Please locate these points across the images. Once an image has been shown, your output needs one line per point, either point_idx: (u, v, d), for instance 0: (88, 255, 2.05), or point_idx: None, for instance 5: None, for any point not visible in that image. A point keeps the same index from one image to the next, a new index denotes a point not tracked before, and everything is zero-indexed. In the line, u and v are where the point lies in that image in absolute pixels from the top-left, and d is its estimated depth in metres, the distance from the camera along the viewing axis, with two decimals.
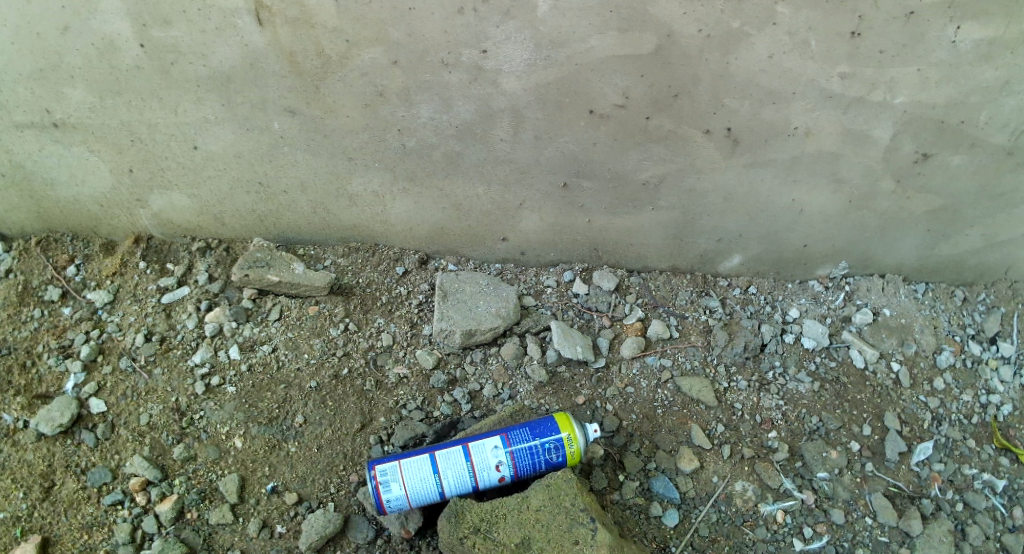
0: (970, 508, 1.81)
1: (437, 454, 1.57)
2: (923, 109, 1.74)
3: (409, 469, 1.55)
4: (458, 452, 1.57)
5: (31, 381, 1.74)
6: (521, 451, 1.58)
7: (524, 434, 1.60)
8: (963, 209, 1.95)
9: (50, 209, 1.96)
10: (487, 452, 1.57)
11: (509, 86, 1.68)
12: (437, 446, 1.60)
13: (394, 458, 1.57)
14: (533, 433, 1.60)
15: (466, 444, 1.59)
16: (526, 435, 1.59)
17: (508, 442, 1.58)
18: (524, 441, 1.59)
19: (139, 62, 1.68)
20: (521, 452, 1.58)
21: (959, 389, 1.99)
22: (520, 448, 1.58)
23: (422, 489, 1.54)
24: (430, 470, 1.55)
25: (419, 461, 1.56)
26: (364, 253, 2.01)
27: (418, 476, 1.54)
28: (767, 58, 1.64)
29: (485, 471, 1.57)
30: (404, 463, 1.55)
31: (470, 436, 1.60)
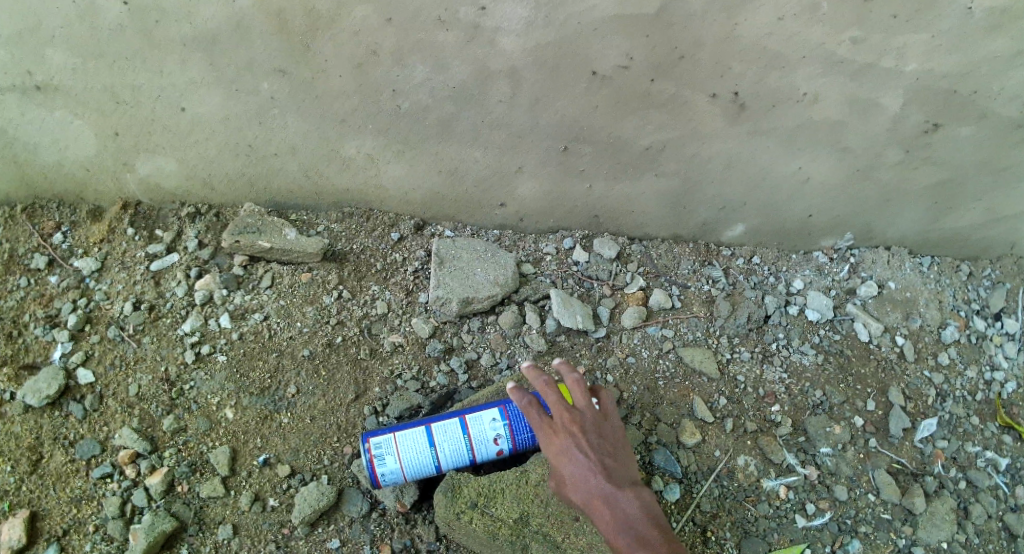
0: (973, 486, 1.79)
1: (434, 427, 1.53)
2: (933, 78, 1.69)
3: (405, 443, 1.50)
4: (456, 426, 1.53)
5: (18, 351, 1.71)
6: (519, 423, 1.54)
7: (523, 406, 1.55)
8: (970, 182, 1.91)
9: (33, 175, 1.90)
10: (485, 424, 1.53)
11: (507, 46, 1.63)
12: (434, 417, 1.55)
13: (390, 431, 1.52)
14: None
15: (464, 416, 1.54)
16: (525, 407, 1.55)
17: (507, 415, 1.54)
18: (523, 414, 1.54)
19: (121, 22, 1.62)
20: (519, 425, 1.54)
21: (964, 364, 1.96)
22: (519, 420, 1.54)
23: (418, 462, 1.50)
24: (427, 444, 1.51)
25: (416, 433, 1.51)
26: (359, 219, 1.96)
27: (414, 448, 1.50)
28: (776, 21, 1.59)
29: (483, 443, 1.53)
30: (401, 437, 1.51)
31: (468, 409, 1.55)
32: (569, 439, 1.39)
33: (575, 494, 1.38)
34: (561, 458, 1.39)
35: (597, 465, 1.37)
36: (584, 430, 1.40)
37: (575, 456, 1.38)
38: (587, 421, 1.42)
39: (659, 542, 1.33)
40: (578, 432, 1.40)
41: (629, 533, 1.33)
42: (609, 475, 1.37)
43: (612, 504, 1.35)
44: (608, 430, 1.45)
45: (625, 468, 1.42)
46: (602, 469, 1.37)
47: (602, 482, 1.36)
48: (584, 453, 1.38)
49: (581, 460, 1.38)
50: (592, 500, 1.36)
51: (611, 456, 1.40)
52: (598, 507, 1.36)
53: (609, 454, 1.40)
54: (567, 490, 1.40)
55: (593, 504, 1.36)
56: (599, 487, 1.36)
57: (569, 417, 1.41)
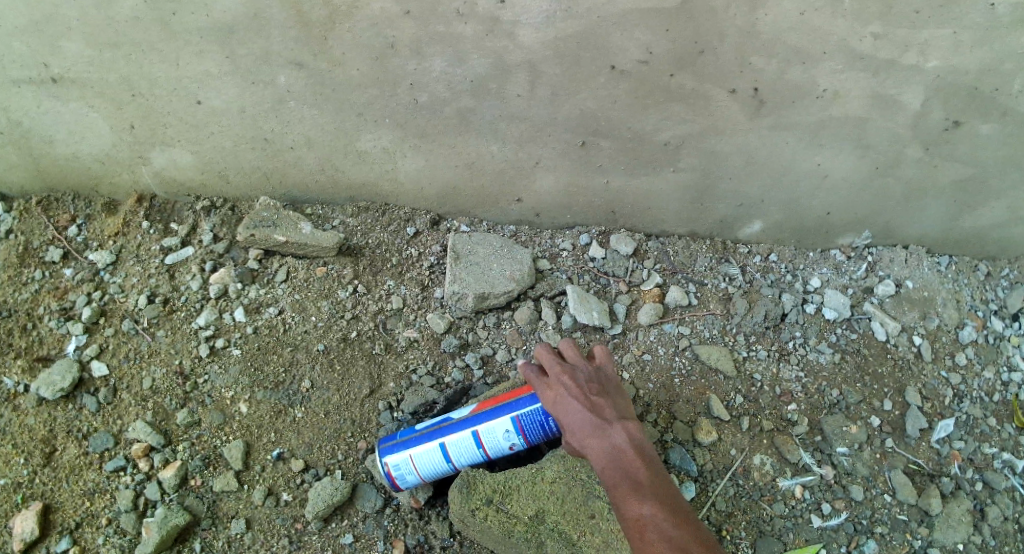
0: (990, 488, 1.77)
1: (447, 442, 1.48)
2: (954, 75, 1.66)
3: (423, 462, 1.49)
4: (469, 439, 1.47)
5: (32, 344, 1.71)
6: (534, 431, 1.47)
7: (536, 415, 1.45)
8: (992, 180, 1.88)
9: (50, 167, 1.90)
10: (499, 437, 1.47)
11: (525, 39, 1.62)
12: (445, 432, 1.49)
13: (404, 451, 1.49)
14: (545, 414, 1.45)
15: (474, 428, 1.47)
16: (539, 415, 1.45)
17: (519, 425, 1.45)
18: (536, 422, 1.45)
19: (138, 13, 1.61)
20: (535, 432, 1.47)
21: (981, 365, 1.93)
22: (535, 428, 1.47)
23: (438, 473, 1.51)
24: (444, 461, 1.49)
25: (430, 452, 1.48)
26: (374, 213, 1.95)
27: (431, 464, 1.49)
28: (797, 15, 1.57)
29: (500, 450, 1.49)
30: (417, 458, 1.48)
31: (478, 420, 1.47)
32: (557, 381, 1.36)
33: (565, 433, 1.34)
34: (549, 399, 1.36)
35: (583, 402, 1.32)
36: (572, 373, 1.37)
37: (562, 396, 1.34)
38: (578, 367, 1.38)
39: (650, 476, 1.23)
40: (566, 375, 1.37)
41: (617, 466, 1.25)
42: (596, 412, 1.31)
43: (599, 439, 1.29)
44: (602, 377, 1.39)
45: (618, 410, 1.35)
46: (588, 406, 1.32)
47: (587, 418, 1.31)
48: (569, 393, 1.34)
49: (568, 399, 1.34)
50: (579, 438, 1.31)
51: (603, 397, 1.34)
52: (585, 443, 1.30)
53: (598, 393, 1.34)
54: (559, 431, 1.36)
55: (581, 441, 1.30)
56: (585, 423, 1.31)
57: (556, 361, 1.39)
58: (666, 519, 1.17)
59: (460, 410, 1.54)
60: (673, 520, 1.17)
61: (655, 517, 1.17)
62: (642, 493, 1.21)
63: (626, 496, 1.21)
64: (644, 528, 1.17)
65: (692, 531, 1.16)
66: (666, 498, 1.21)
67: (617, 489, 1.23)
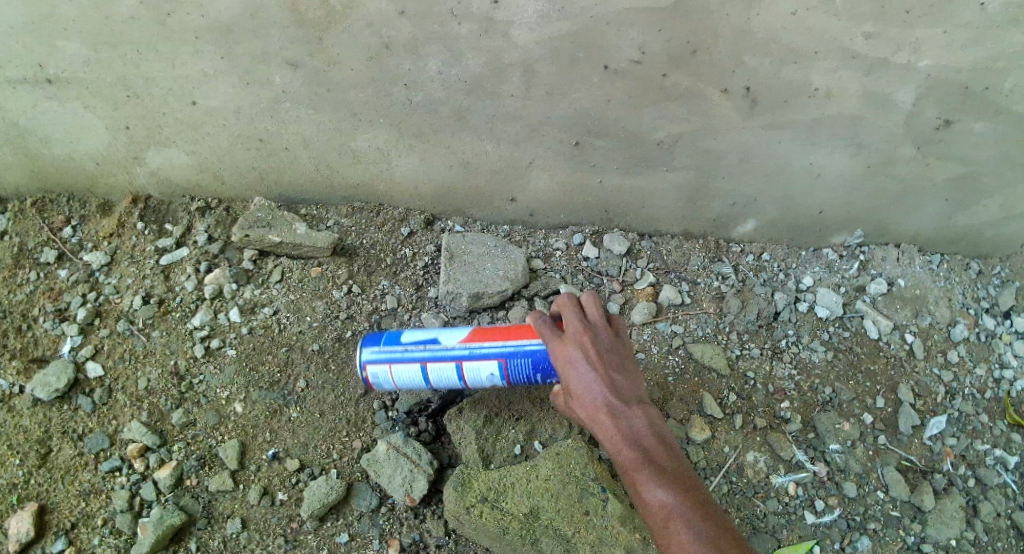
0: (982, 484, 1.79)
1: (429, 365, 1.47)
2: (947, 73, 1.66)
3: (401, 375, 1.49)
4: (452, 372, 1.47)
5: (27, 345, 1.71)
6: (518, 379, 1.46)
7: (525, 367, 1.43)
8: (984, 178, 1.89)
9: (46, 168, 1.91)
10: (482, 375, 1.46)
11: (520, 38, 1.61)
12: (430, 357, 1.46)
13: (383, 362, 1.48)
14: (534, 367, 1.43)
15: (461, 363, 1.46)
16: (528, 365, 1.43)
17: (505, 372, 1.45)
18: (523, 373, 1.44)
19: (135, 13, 1.60)
20: (518, 380, 1.46)
21: (973, 362, 1.95)
22: (519, 377, 1.45)
23: (412, 386, 1.52)
24: (422, 381, 1.49)
25: (411, 370, 1.47)
26: (369, 213, 1.97)
27: (408, 378, 1.49)
28: (790, 15, 1.56)
29: (478, 384, 1.49)
30: (396, 372, 1.48)
31: (467, 357, 1.44)
32: (577, 346, 1.28)
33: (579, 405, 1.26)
34: (566, 365, 1.29)
35: (603, 376, 1.25)
36: (593, 339, 1.30)
37: (582, 366, 1.27)
38: (598, 333, 1.31)
39: (669, 457, 1.19)
40: (587, 340, 1.29)
41: (637, 447, 1.19)
42: (616, 388, 1.24)
43: (620, 417, 1.22)
44: (620, 346, 1.33)
45: (635, 385, 1.29)
46: (610, 380, 1.25)
47: (608, 392, 1.24)
48: (591, 362, 1.27)
49: (586, 371, 1.26)
50: (597, 411, 1.23)
51: (621, 374, 1.28)
52: (604, 418, 1.22)
53: (618, 368, 1.28)
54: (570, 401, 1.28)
55: (599, 415, 1.23)
56: (604, 398, 1.24)
57: (579, 323, 1.31)
58: (691, 507, 1.13)
59: (449, 335, 1.49)
60: (697, 507, 1.13)
61: (681, 504, 1.13)
62: (665, 478, 1.16)
63: (648, 478, 1.16)
64: (668, 514, 1.12)
65: (718, 520, 1.13)
66: (686, 480, 1.18)
67: (637, 469, 1.17)
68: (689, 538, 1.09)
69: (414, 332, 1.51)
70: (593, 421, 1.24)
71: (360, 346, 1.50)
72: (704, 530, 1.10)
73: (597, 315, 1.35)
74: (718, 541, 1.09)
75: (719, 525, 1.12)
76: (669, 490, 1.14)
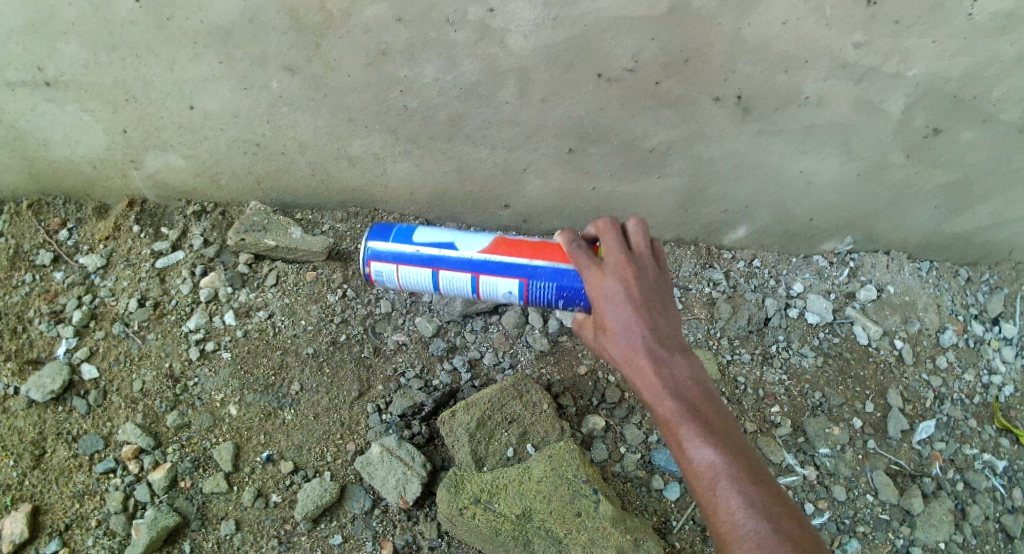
0: (971, 488, 1.81)
1: (442, 273, 1.49)
2: (936, 82, 1.68)
3: (412, 276, 1.52)
4: (466, 283, 1.49)
5: (22, 346, 1.72)
6: (534, 299, 1.47)
7: (545, 289, 1.44)
8: (973, 187, 1.92)
9: (42, 170, 1.91)
10: (496, 290, 1.48)
11: (515, 45, 1.62)
12: (444, 264, 1.48)
13: (394, 262, 1.51)
14: (556, 293, 1.43)
15: (476, 276, 1.47)
16: (549, 287, 1.43)
17: (523, 291, 1.46)
18: (542, 295, 1.45)
19: (135, 17, 1.60)
20: (533, 300, 1.47)
21: (962, 368, 1.98)
22: (535, 297, 1.46)
23: (421, 288, 1.55)
24: (432, 285, 1.52)
25: (423, 273, 1.50)
26: (364, 219, 2.01)
27: (419, 280, 1.52)
28: (781, 25, 1.57)
29: (491, 298, 1.52)
30: (406, 273, 1.51)
31: (482, 270, 1.46)
32: (618, 283, 1.23)
33: (615, 347, 1.23)
34: (604, 304, 1.24)
35: (645, 317, 1.21)
36: (636, 276, 1.23)
37: (623, 305, 1.21)
38: (641, 268, 1.25)
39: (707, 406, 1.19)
40: (629, 277, 1.24)
41: (677, 396, 1.18)
42: (659, 331, 1.21)
43: (660, 363, 1.19)
44: (662, 282, 1.27)
45: (673, 326, 1.26)
46: (650, 323, 1.21)
47: (649, 334, 1.21)
48: (632, 301, 1.21)
49: (627, 311, 1.21)
50: (636, 355, 1.20)
51: (664, 315, 1.24)
52: (643, 363, 1.19)
53: (661, 308, 1.23)
54: (605, 342, 1.25)
55: (637, 359, 1.20)
56: (645, 341, 1.20)
57: (623, 259, 1.25)
58: (733, 464, 1.13)
59: (468, 242, 1.48)
60: (740, 465, 1.13)
61: (723, 461, 1.12)
62: (707, 432, 1.15)
63: (689, 431, 1.15)
64: (710, 471, 1.12)
65: (760, 479, 1.12)
66: (724, 430, 1.17)
67: (677, 418, 1.17)
68: (732, 496, 1.10)
69: (432, 232, 1.51)
70: (630, 364, 1.21)
71: (372, 242, 1.51)
72: (748, 489, 1.10)
73: (639, 246, 1.28)
74: (761, 501, 1.09)
75: (761, 482, 1.12)
76: (711, 445, 1.14)
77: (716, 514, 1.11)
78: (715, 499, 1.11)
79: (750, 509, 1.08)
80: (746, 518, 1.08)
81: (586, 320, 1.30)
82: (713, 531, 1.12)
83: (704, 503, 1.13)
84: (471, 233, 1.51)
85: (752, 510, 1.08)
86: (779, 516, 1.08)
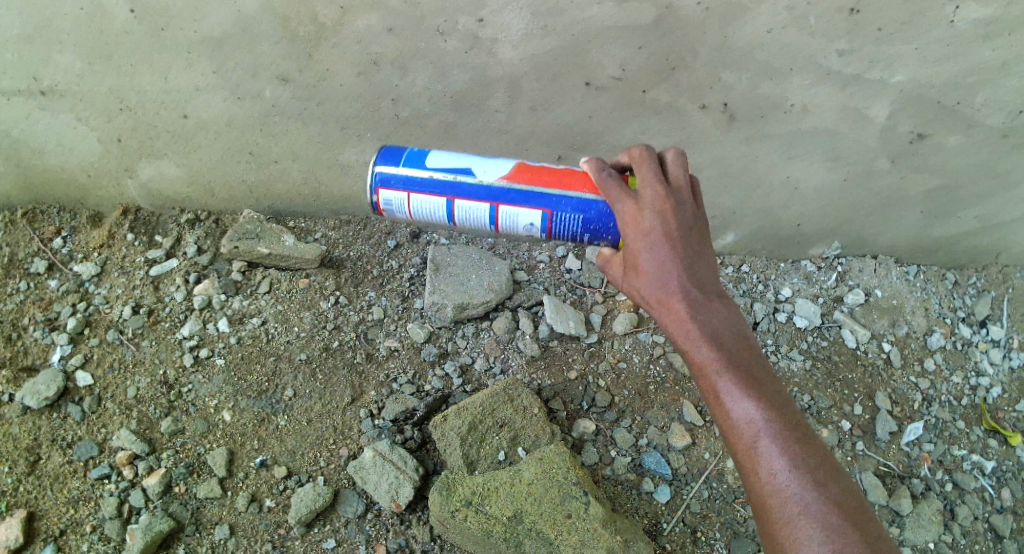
0: (959, 488, 1.83)
1: (458, 202, 1.40)
2: (920, 89, 1.71)
3: (423, 205, 1.42)
4: (484, 213, 1.41)
5: (17, 353, 1.73)
6: (557, 232, 1.39)
7: (570, 221, 1.36)
8: (958, 192, 1.94)
9: (37, 178, 1.93)
10: (515, 221, 1.40)
11: (505, 55, 1.67)
12: (461, 192, 1.39)
13: (405, 190, 1.41)
14: (581, 224, 1.36)
15: (496, 206, 1.39)
16: (575, 219, 1.36)
17: (546, 223, 1.38)
18: (566, 227, 1.37)
19: (129, 27, 1.64)
20: (556, 233, 1.40)
21: (949, 370, 2.00)
22: (559, 229, 1.39)
23: (433, 219, 1.46)
24: (446, 215, 1.44)
25: (437, 201, 1.41)
26: (355, 227, 2.00)
27: (432, 209, 1.43)
28: (766, 33, 1.62)
29: (509, 231, 1.44)
30: (417, 202, 1.42)
31: (503, 200, 1.37)
32: (655, 216, 1.17)
33: (648, 289, 1.18)
34: (639, 240, 1.18)
35: (680, 256, 1.15)
36: (673, 210, 1.17)
37: (658, 242, 1.16)
38: (680, 202, 1.18)
39: (746, 356, 1.14)
40: (666, 212, 1.17)
41: (715, 344, 1.13)
42: (694, 273, 1.16)
43: (696, 307, 1.15)
44: (700, 220, 1.20)
45: (709, 270, 1.20)
46: (686, 264, 1.16)
47: (684, 276, 1.16)
48: (669, 239, 1.16)
49: (662, 248, 1.16)
50: (672, 298, 1.15)
51: (699, 256, 1.18)
52: (679, 306, 1.14)
53: (697, 248, 1.18)
54: (637, 283, 1.19)
55: (671, 301, 1.15)
56: (679, 283, 1.15)
57: (660, 190, 1.18)
58: (775, 418, 1.07)
59: (487, 169, 1.39)
60: (784, 421, 1.07)
61: (766, 417, 1.07)
62: (748, 384, 1.10)
63: (728, 383, 1.10)
64: (750, 424, 1.07)
65: (802, 436, 1.07)
66: (765, 382, 1.12)
67: (715, 369, 1.11)
68: (774, 453, 1.05)
69: (446, 157, 1.41)
70: (665, 307, 1.16)
71: (381, 167, 1.41)
72: (791, 448, 1.05)
73: (677, 178, 1.22)
74: (805, 460, 1.04)
75: (804, 439, 1.07)
76: (752, 400, 1.09)
77: (754, 470, 1.06)
78: (754, 455, 1.06)
79: (793, 467, 1.03)
80: (789, 477, 1.03)
81: (614, 259, 1.25)
82: (749, 487, 1.07)
83: (742, 459, 1.08)
84: (489, 159, 1.41)
85: (794, 469, 1.04)
86: (822, 474, 1.04)
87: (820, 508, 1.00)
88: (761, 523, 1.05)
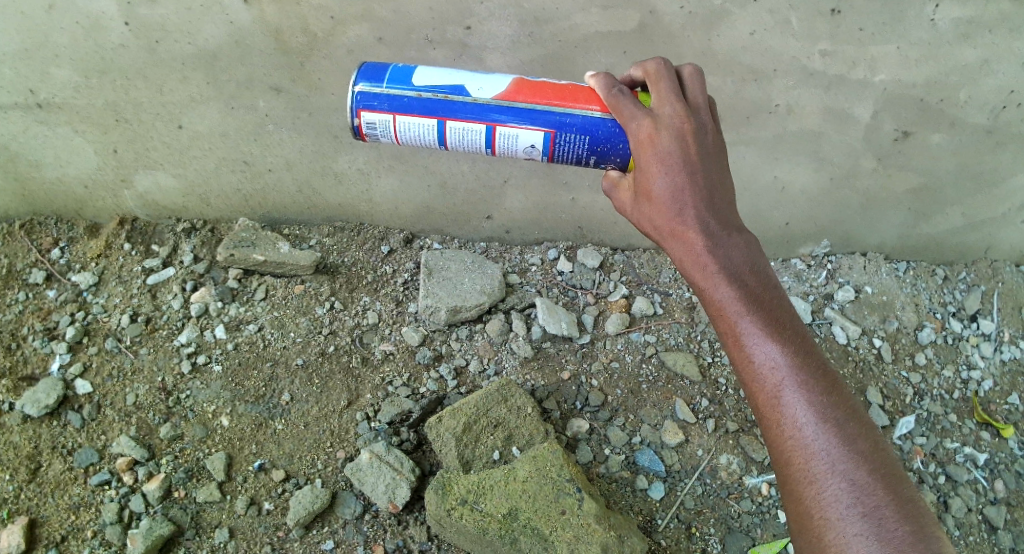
0: (952, 481, 1.85)
1: (449, 122, 1.31)
2: (902, 88, 1.75)
3: (408, 127, 1.33)
4: (479, 135, 1.32)
5: (17, 363, 1.75)
6: (562, 154, 1.33)
7: (579, 142, 1.30)
8: (944, 189, 1.98)
9: (34, 190, 1.96)
10: (514, 142, 1.32)
11: (493, 64, 1.70)
12: (452, 112, 1.30)
13: (390, 111, 1.31)
14: (590, 147, 1.30)
15: (494, 127, 1.31)
16: (581, 141, 1.30)
17: (550, 145, 1.32)
18: (573, 149, 1.32)
19: (125, 40, 1.67)
20: (560, 155, 1.34)
21: (940, 364, 2.03)
22: (564, 150, 1.32)
23: (419, 142, 1.37)
24: (436, 140, 1.35)
25: (426, 123, 1.32)
26: (350, 233, 2.03)
27: (419, 131, 1.34)
28: (749, 34, 1.67)
29: (504, 153, 1.37)
30: (402, 124, 1.32)
31: (502, 119, 1.30)
32: (673, 140, 1.16)
33: (663, 221, 1.17)
34: (656, 167, 1.17)
35: (698, 188, 1.16)
36: (694, 140, 1.17)
37: (677, 173, 1.15)
38: (700, 132, 1.18)
39: (766, 294, 1.14)
40: (687, 142, 1.17)
41: (736, 283, 1.13)
42: (713, 208, 1.16)
43: (716, 245, 1.14)
44: (718, 151, 1.21)
45: (729, 208, 1.20)
46: (704, 200, 1.16)
47: (703, 213, 1.15)
48: (688, 169, 1.15)
49: (680, 180, 1.15)
50: (690, 233, 1.15)
51: (717, 188, 1.18)
52: (697, 242, 1.14)
53: (715, 182, 1.18)
54: (650, 215, 1.19)
55: (688, 236, 1.15)
56: (697, 218, 1.15)
57: (682, 117, 1.18)
58: (798, 363, 1.08)
59: (482, 85, 1.30)
60: (805, 366, 1.08)
61: (789, 362, 1.08)
62: (769, 327, 1.10)
63: (750, 326, 1.10)
64: (775, 370, 1.08)
65: (825, 383, 1.08)
66: (785, 322, 1.12)
67: (737, 309, 1.11)
68: (796, 398, 1.06)
69: (434, 74, 1.32)
70: (681, 241, 1.16)
71: (362, 86, 1.30)
72: (814, 395, 1.06)
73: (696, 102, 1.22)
74: (827, 407, 1.06)
75: (826, 384, 1.08)
76: (775, 344, 1.09)
77: (773, 413, 1.08)
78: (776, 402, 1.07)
79: (816, 416, 1.05)
80: (812, 426, 1.05)
81: (625, 185, 1.25)
82: (766, 430, 1.09)
83: (762, 403, 1.09)
84: (484, 75, 1.32)
85: (816, 416, 1.05)
86: (844, 422, 1.05)
87: (840, 457, 1.02)
88: (780, 468, 1.07)
